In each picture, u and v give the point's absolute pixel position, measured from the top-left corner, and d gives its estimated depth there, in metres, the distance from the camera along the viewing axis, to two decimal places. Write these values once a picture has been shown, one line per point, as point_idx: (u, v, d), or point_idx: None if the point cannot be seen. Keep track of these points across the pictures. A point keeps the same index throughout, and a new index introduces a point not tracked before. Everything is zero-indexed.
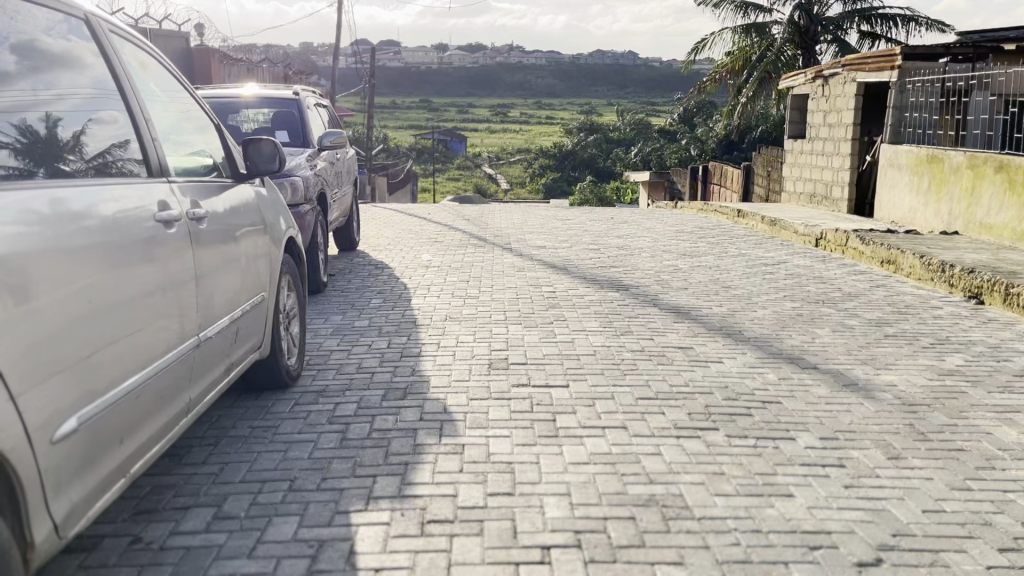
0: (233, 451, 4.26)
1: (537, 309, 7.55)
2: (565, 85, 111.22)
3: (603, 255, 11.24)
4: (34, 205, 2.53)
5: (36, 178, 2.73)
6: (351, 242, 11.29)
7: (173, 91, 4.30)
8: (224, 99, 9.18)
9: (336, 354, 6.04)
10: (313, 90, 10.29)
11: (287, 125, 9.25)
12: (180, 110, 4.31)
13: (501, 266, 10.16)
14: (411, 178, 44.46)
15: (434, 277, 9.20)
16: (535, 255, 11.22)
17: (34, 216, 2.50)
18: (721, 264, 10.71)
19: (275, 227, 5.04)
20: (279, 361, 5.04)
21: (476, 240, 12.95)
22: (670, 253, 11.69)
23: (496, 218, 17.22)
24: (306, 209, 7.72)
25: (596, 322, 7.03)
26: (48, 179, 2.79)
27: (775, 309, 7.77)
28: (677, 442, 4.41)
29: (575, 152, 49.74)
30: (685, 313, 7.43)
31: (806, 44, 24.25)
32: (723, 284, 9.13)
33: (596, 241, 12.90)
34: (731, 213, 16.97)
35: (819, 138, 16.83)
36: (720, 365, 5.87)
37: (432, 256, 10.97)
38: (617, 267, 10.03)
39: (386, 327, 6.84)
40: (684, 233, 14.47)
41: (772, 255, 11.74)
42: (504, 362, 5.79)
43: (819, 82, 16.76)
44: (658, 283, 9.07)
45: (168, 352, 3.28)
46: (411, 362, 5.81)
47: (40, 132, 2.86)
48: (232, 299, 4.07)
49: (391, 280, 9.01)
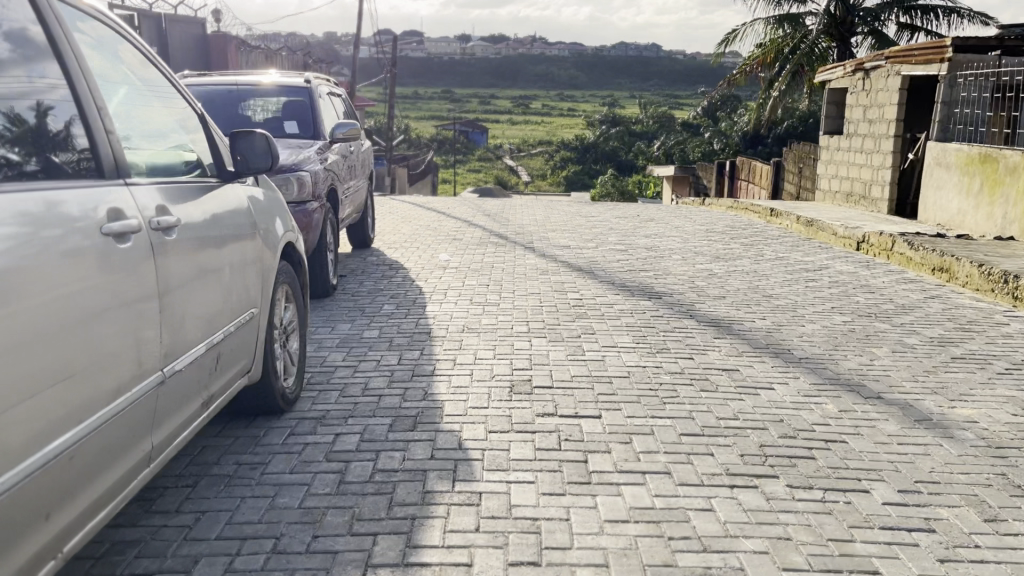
0: (212, 496, 3.65)
1: (563, 319, 6.92)
2: (587, 77, 110.37)
3: (631, 257, 10.59)
4: (27, 206, 2.31)
5: (25, 171, 2.46)
6: (366, 240, 10.70)
7: (167, 95, 3.81)
8: (232, 88, 8.64)
9: (340, 372, 5.42)
10: (326, 78, 9.68)
11: (297, 114, 8.63)
12: (173, 113, 3.81)
13: (523, 268, 9.52)
14: (432, 169, 43.87)
15: (451, 280, 8.58)
16: (559, 256, 10.59)
17: (25, 218, 2.28)
18: (759, 269, 10.01)
19: (271, 232, 4.42)
20: (273, 384, 4.44)
21: (496, 238, 12.31)
22: (703, 255, 11.00)
23: (518, 214, 16.57)
24: (314, 206, 7.16)
25: (629, 337, 6.38)
26: (41, 173, 2.52)
27: (824, 324, 7.08)
28: (732, 494, 3.76)
29: (598, 145, 48.93)
30: (725, 327, 6.76)
31: (841, 36, 23.37)
32: (764, 292, 8.44)
33: (623, 240, 12.24)
34: (764, 212, 16.22)
35: (857, 134, 16.01)
36: (770, 393, 5.20)
37: (450, 256, 10.35)
38: (648, 272, 9.36)
39: (396, 339, 6.23)
40: (715, 233, 13.77)
41: (812, 258, 11.01)
42: (528, 385, 5.15)
43: (859, 75, 15.95)
44: (693, 290, 8.41)
45: (118, 397, 2.66)
46: (424, 383, 5.18)
47: (30, 122, 2.55)
48: (210, 321, 3.44)
49: (405, 283, 8.40)
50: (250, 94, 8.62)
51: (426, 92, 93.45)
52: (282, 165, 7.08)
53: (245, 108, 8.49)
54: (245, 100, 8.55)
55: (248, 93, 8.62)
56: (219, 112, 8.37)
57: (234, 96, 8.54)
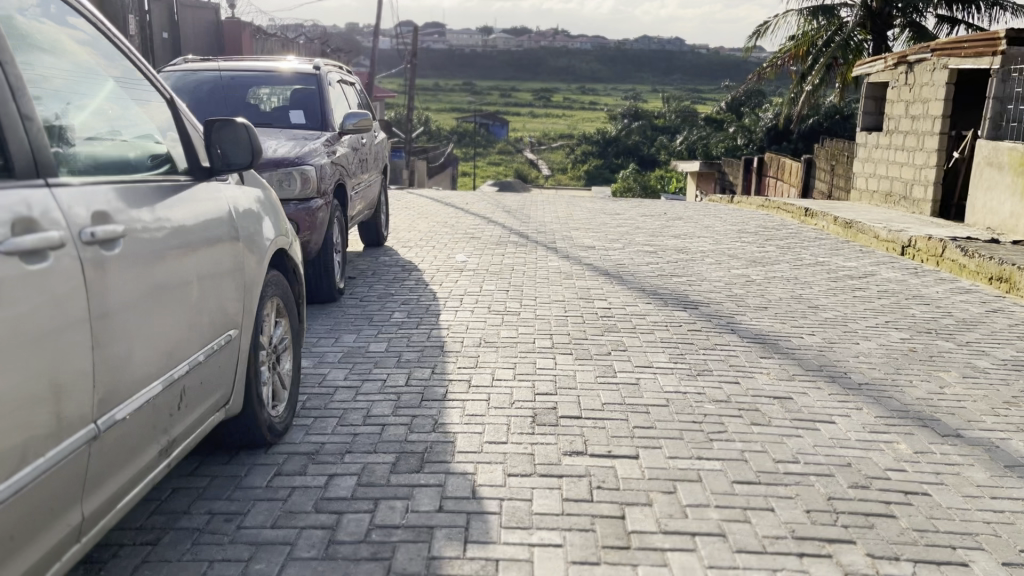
0: (175, 559, 3.03)
1: (591, 332, 6.27)
2: (609, 71, 109.38)
3: (660, 260, 9.91)
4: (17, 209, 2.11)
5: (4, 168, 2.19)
6: (379, 238, 10.09)
7: (130, 80, 3.22)
8: (236, 79, 8.07)
9: (340, 394, 4.79)
10: (337, 65, 9.06)
11: (304, 103, 8.01)
12: (134, 100, 3.20)
13: (546, 272, 8.86)
14: (451, 161, 43.31)
15: (469, 284, 7.95)
16: (583, 258, 9.93)
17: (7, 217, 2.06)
18: (799, 275, 9.31)
19: (259, 238, 3.81)
20: (259, 413, 3.82)
21: (516, 237, 11.67)
22: (737, 258, 10.31)
23: (540, 211, 15.91)
24: (319, 203, 6.55)
25: (665, 356, 5.71)
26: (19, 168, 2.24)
27: (881, 342, 6.37)
28: (802, 566, 3.10)
29: (620, 139, 48.13)
30: (771, 346, 6.08)
31: (878, 29, 22.53)
32: (808, 303, 7.73)
33: (651, 241, 11.56)
34: (798, 212, 15.46)
35: (898, 131, 15.19)
36: (832, 429, 4.51)
37: (467, 257, 9.71)
38: (679, 278, 8.69)
39: (406, 354, 5.60)
40: (748, 234, 13.06)
41: (855, 264, 10.29)
42: (553, 414, 4.52)
43: (902, 68, 15.12)
44: (731, 299, 7.73)
45: (24, 468, 2.04)
46: (433, 411, 4.54)
47: None
48: (167, 352, 2.81)
49: (419, 287, 7.77)
50: (255, 84, 8.04)
51: (447, 84, 92.87)
52: (285, 155, 6.48)
53: (250, 98, 7.92)
54: (249, 92, 7.97)
55: (253, 84, 8.05)
56: (222, 105, 7.82)
57: (239, 87, 7.98)
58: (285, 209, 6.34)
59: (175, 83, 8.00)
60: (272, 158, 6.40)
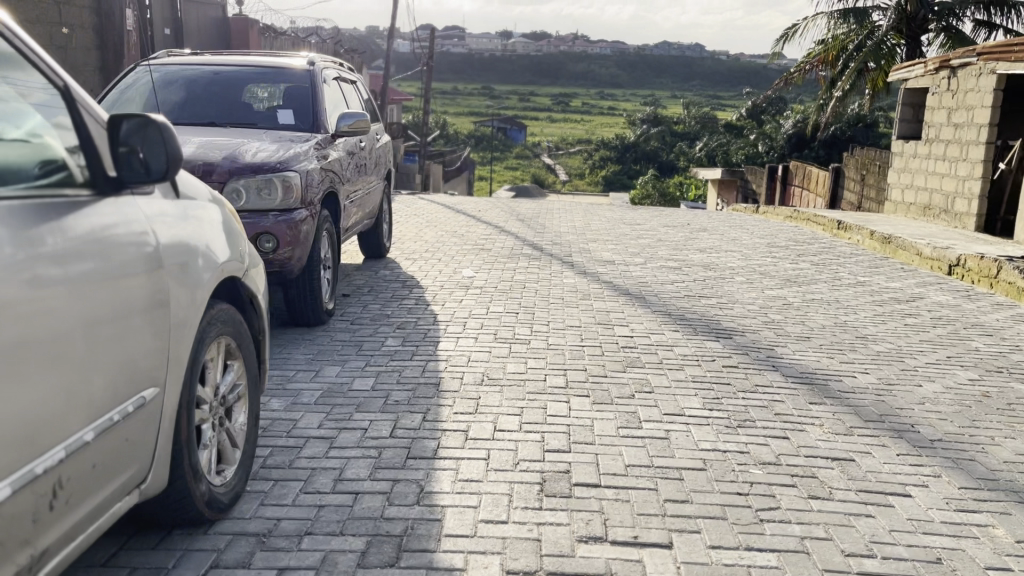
0: None
1: (612, 367, 5.45)
2: (628, 76, 108.64)
3: (686, 277, 9.09)
4: None
5: None
6: (381, 249, 9.34)
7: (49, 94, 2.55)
8: (221, 75, 7.32)
9: (311, 449, 3.99)
10: (334, 61, 8.31)
11: (295, 102, 7.24)
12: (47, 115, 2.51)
13: (561, 290, 8.07)
14: (468, 165, 42.61)
15: (475, 305, 7.15)
16: (601, 274, 9.12)
17: None
18: (840, 297, 8.45)
19: (195, 264, 3.02)
20: (194, 487, 3.02)
21: (529, 249, 10.87)
22: (771, 277, 9.47)
23: (556, 219, 15.11)
24: (302, 215, 5.77)
25: (698, 400, 4.88)
26: None
27: (947, 383, 5.50)
28: None
29: (639, 145, 47.28)
30: (821, 389, 5.22)
31: (912, 33, 21.39)
32: (856, 332, 6.87)
33: (675, 256, 10.75)
34: (830, 225, 14.58)
35: (939, 140, 14.27)
36: (908, 505, 3.66)
37: (475, 271, 8.92)
38: (709, 299, 7.86)
39: (394, 394, 4.79)
40: (779, 249, 12.21)
41: (899, 284, 9.42)
42: (566, 481, 3.70)
43: (944, 73, 14.16)
44: (768, 327, 6.89)
45: None
46: (419, 474, 3.73)
47: None
48: (19, 438, 2.02)
49: (419, 308, 6.98)
50: (242, 82, 7.29)
51: (466, 88, 92.34)
52: (266, 160, 5.70)
53: (238, 96, 7.17)
54: (235, 90, 7.22)
55: (240, 81, 7.29)
56: (205, 105, 7.07)
57: (224, 86, 7.23)
58: (263, 222, 5.55)
59: (154, 82, 7.26)
60: (250, 162, 5.61)
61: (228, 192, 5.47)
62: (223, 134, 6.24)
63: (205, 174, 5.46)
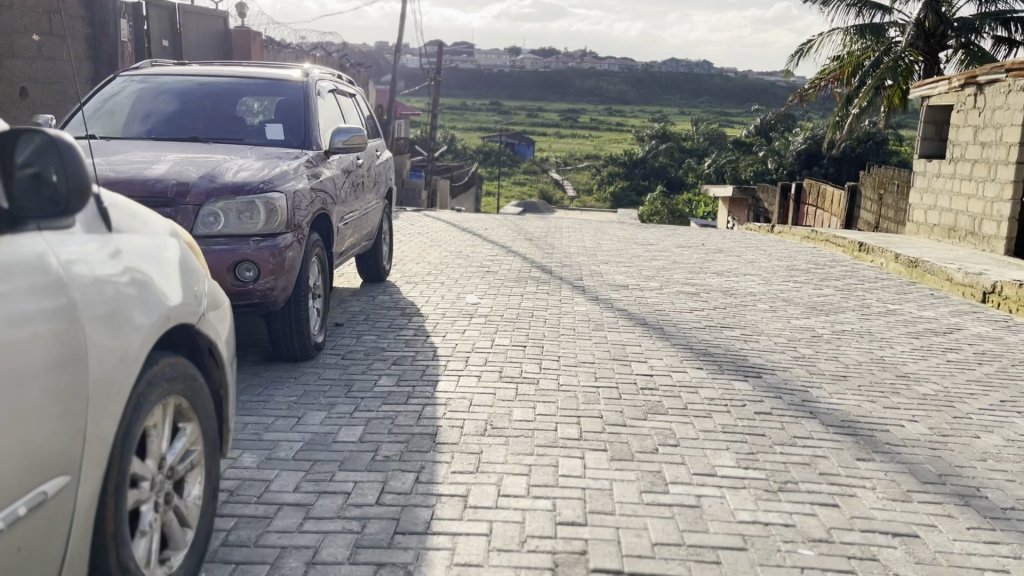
0: None
1: (631, 414, 4.85)
2: (636, 92, 108.46)
3: (705, 305, 8.50)
4: None
5: None
6: (381, 272, 8.79)
7: None
8: (209, 87, 6.80)
9: (283, 522, 3.40)
10: (331, 72, 7.79)
11: (286, 115, 6.69)
12: None
13: (572, 319, 7.50)
14: (476, 181, 42.16)
15: (480, 337, 6.58)
16: (614, 300, 8.53)
17: None
18: (871, 328, 7.84)
19: (129, 313, 2.48)
20: None
21: (537, 272, 10.30)
22: (795, 304, 8.88)
23: (565, 238, 14.56)
24: (287, 239, 5.21)
25: (731, 457, 4.28)
26: None
27: (1009, 436, 4.88)
28: None
29: (647, 161, 46.77)
30: (868, 441, 4.61)
31: (930, 50, 20.87)
32: (896, 370, 6.25)
33: (691, 280, 10.17)
34: (851, 247, 13.99)
35: (965, 159, 13.66)
36: None
37: (479, 297, 8.35)
38: (732, 331, 7.27)
39: (385, 448, 4.20)
40: (800, 272, 11.63)
41: (931, 313, 8.81)
42: (582, 567, 3.11)
43: (970, 90, 13.57)
44: (800, 364, 6.28)
45: None
46: (406, 557, 3.14)
47: None
48: None
49: (418, 340, 6.41)
50: (231, 94, 6.75)
51: (474, 103, 92.22)
52: (248, 180, 5.16)
53: (227, 109, 6.64)
54: (224, 103, 6.68)
55: (229, 94, 6.76)
56: (191, 119, 6.54)
57: (212, 99, 6.70)
58: (243, 248, 4.98)
59: (139, 95, 6.76)
60: (230, 183, 5.07)
61: (204, 215, 4.91)
62: (204, 150, 5.71)
63: (178, 195, 4.89)
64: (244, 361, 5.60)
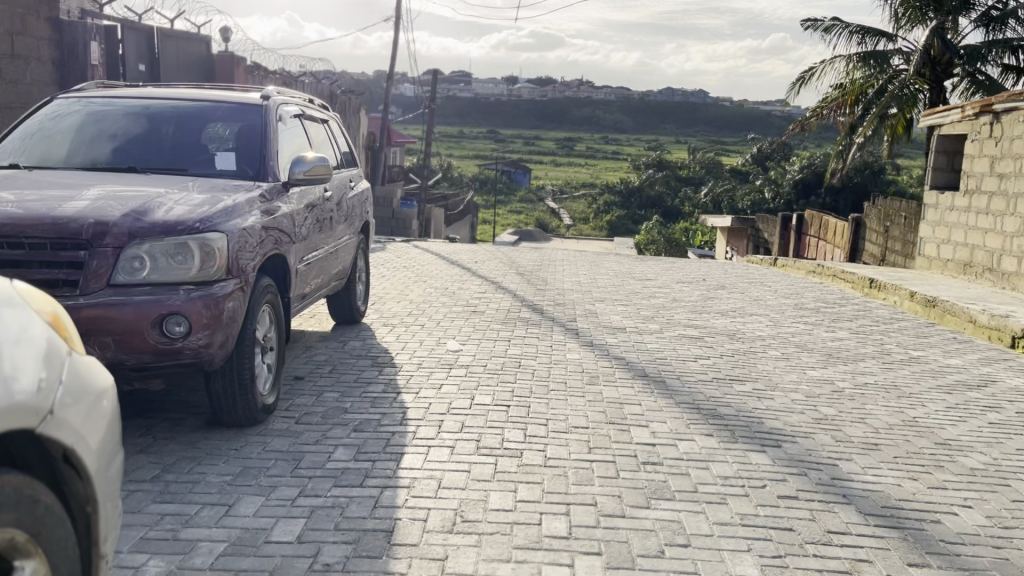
0: None
1: (632, 500, 4.06)
2: (632, 120, 108.57)
3: (710, 352, 7.72)
4: None
5: None
6: (354, 314, 8.01)
7: None
8: (160, 110, 6.04)
9: None
10: (295, 94, 7.06)
11: (243, 140, 5.94)
12: None
13: (563, 369, 6.74)
14: (472, 209, 41.52)
15: (458, 394, 5.79)
16: (610, 346, 7.77)
17: None
18: (896, 380, 7.08)
19: None
20: None
21: (527, 312, 9.52)
22: (809, 351, 8.13)
23: (558, 273, 13.82)
24: (226, 287, 4.43)
25: (755, 563, 3.48)
26: None
27: None
28: None
29: (644, 189, 46.28)
30: (917, 538, 3.82)
31: (935, 77, 20.27)
32: (933, 437, 5.46)
33: (693, 321, 9.44)
34: (861, 283, 13.25)
35: (980, 191, 13.00)
36: None
37: (462, 343, 7.57)
38: (742, 385, 6.51)
39: (327, 552, 3.41)
40: (809, 311, 10.90)
41: (958, 361, 8.06)
42: None
43: (986, 118, 12.96)
44: (823, 429, 5.48)
45: None
46: None
47: None
48: None
49: (386, 398, 5.62)
50: (184, 118, 5.99)
51: (469, 131, 92.01)
52: (182, 217, 4.39)
53: (178, 133, 5.88)
54: (177, 128, 5.92)
55: (182, 117, 6.00)
56: (138, 146, 5.77)
57: (163, 123, 5.94)
58: (172, 298, 4.19)
59: (81, 119, 5.99)
60: (160, 221, 4.30)
61: (127, 259, 4.14)
62: (139, 182, 4.95)
63: (96, 235, 4.11)
64: (177, 429, 4.78)
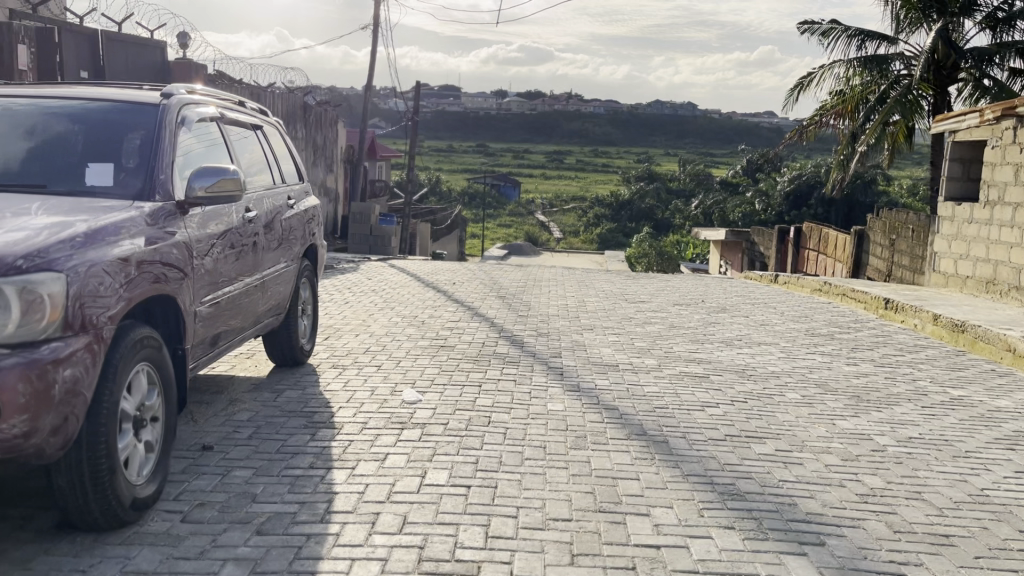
0: None
1: None
2: (621, 132, 107.80)
3: (719, 397, 6.47)
4: None
5: None
6: (297, 354, 6.75)
7: None
8: (30, 111, 4.79)
9: None
10: (210, 93, 5.79)
11: (127, 144, 4.66)
12: None
13: (543, 425, 5.47)
14: (460, 224, 40.37)
15: (406, 469, 4.52)
16: (599, 390, 6.53)
17: None
18: (947, 432, 5.84)
19: None
20: None
21: (504, 346, 8.26)
22: (834, 393, 6.88)
23: (543, 295, 12.60)
24: (56, 348, 3.18)
25: None
26: None
27: None
28: None
29: (635, 202, 45.12)
30: None
31: (938, 82, 19.21)
32: (1015, 522, 4.23)
33: (693, 352, 8.21)
34: (874, 303, 12.07)
35: (1003, 202, 11.85)
36: None
37: (421, 390, 6.30)
38: (762, 444, 5.26)
39: None
40: (823, 338, 9.70)
41: (1008, 403, 6.82)
42: None
43: (1007, 122, 11.84)
44: (874, 513, 4.24)
45: None
46: None
47: None
48: None
49: (310, 477, 4.35)
50: (61, 119, 4.74)
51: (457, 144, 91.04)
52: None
53: (47, 139, 4.62)
54: (49, 132, 4.67)
55: (64, 119, 4.75)
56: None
57: (32, 126, 4.69)
58: None
59: None
60: None
61: None
62: None
63: None
64: (13, 538, 3.53)
